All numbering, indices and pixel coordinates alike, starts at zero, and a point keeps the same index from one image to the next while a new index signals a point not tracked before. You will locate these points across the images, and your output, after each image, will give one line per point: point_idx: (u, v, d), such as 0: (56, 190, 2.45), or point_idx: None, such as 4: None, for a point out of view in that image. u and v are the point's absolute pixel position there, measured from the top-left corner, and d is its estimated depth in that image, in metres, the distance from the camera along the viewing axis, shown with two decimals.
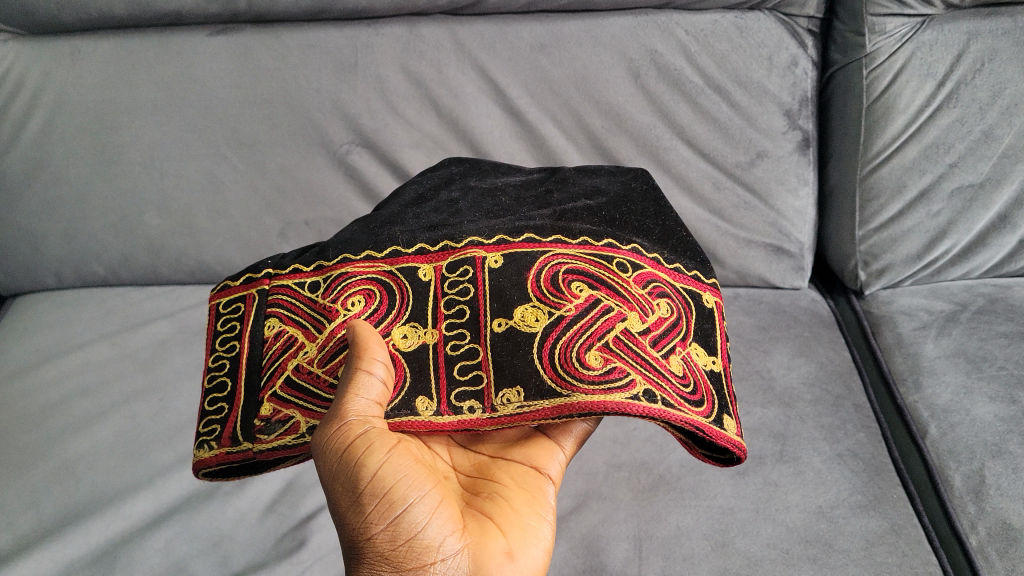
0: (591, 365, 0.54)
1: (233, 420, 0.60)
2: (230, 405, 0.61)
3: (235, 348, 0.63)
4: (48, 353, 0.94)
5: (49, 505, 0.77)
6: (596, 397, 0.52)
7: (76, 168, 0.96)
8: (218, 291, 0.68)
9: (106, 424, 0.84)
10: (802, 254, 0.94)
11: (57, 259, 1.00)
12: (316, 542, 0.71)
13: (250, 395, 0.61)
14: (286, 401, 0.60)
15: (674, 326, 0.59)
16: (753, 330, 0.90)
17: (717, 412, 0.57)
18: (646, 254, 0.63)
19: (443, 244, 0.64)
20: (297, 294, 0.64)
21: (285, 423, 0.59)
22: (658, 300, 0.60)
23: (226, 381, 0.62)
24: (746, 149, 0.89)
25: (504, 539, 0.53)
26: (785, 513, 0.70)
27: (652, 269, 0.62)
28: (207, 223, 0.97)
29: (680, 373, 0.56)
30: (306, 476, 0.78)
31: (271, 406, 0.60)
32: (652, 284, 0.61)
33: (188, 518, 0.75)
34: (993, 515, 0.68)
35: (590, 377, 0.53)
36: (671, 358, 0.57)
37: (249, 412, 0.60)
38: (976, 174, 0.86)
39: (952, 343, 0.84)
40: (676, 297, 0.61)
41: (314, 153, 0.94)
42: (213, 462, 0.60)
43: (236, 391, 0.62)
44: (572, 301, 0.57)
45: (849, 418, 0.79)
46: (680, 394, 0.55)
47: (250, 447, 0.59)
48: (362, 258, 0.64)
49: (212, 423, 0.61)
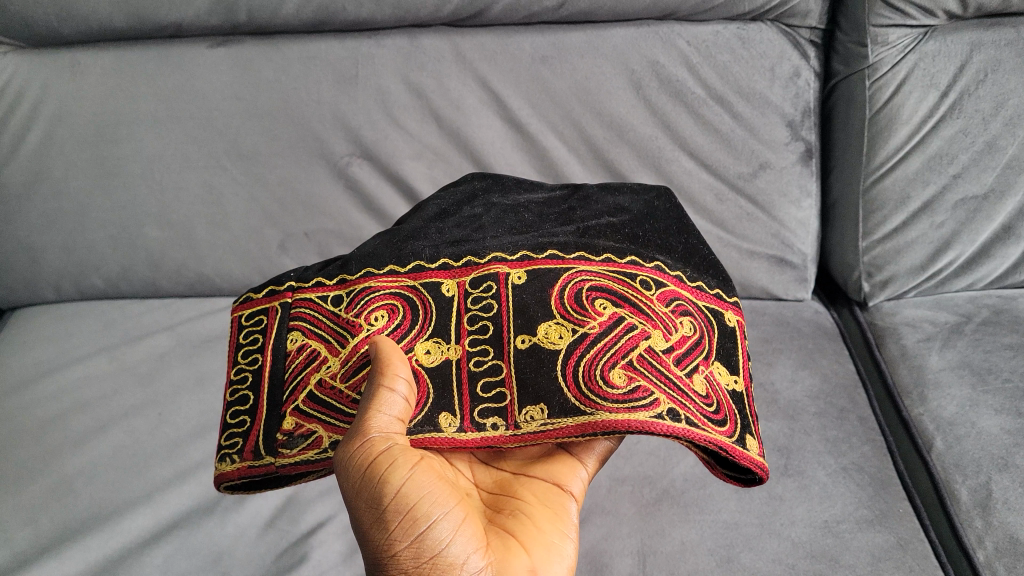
0: (615, 383, 0.54)
1: (255, 433, 0.60)
2: (252, 418, 0.61)
3: (258, 361, 0.63)
4: (48, 367, 0.94)
5: (48, 521, 0.76)
6: (620, 416, 0.52)
7: (76, 181, 0.95)
8: (239, 303, 0.66)
9: (106, 439, 0.84)
10: (804, 266, 0.93)
11: (56, 272, 1.00)
12: (317, 558, 0.70)
13: (274, 410, 0.60)
14: (308, 415, 0.59)
15: (697, 344, 0.58)
16: (756, 342, 0.89)
17: (740, 431, 0.56)
18: (669, 272, 0.62)
19: (466, 259, 0.63)
20: (320, 308, 0.63)
21: (308, 437, 0.59)
22: (681, 319, 0.59)
23: (249, 394, 0.62)
24: (748, 161, 0.89)
25: (528, 557, 0.53)
26: (790, 528, 0.69)
27: (675, 287, 0.61)
28: (207, 236, 0.97)
29: (703, 393, 0.56)
30: (307, 490, 0.77)
31: (293, 420, 0.59)
32: (675, 302, 0.60)
33: (187, 534, 0.74)
34: (1000, 530, 0.67)
35: (613, 396, 0.53)
36: (694, 376, 0.57)
37: (272, 425, 0.60)
38: (980, 184, 0.86)
39: (957, 355, 0.83)
40: (699, 315, 0.60)
41: (315, 165, 0.94)
42: (235, 475, 0.59)
43: (259, 404, 0.61)
44: (595, 318, 0.57)
45: (854, 431, 0.78)
46: (703, 413, 0.55)
47: (273, 461, 0.59)
48: (385, 273, 0.63)
49: (234, 436, 0.60)
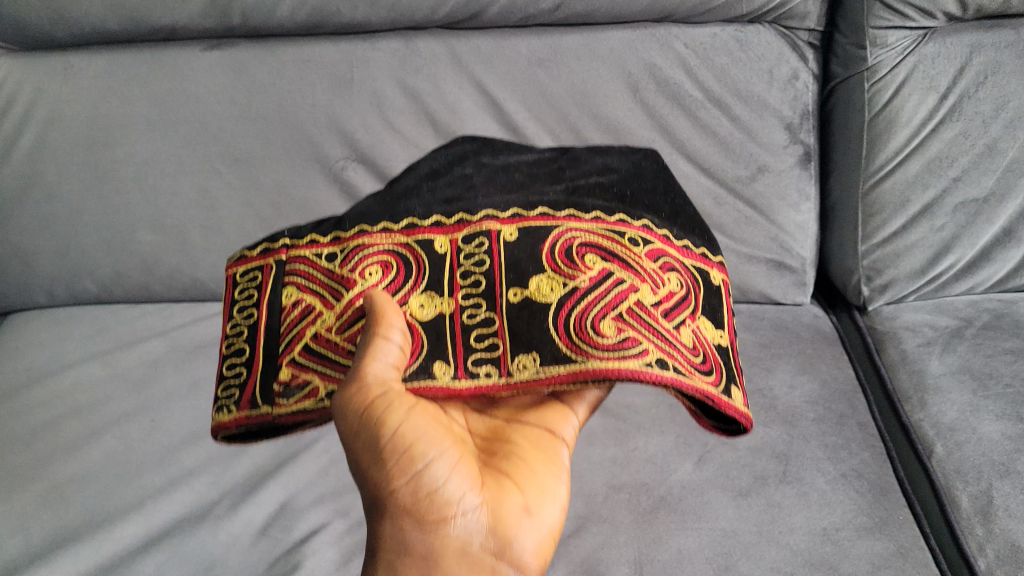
0: (605, 333, 0.56)
1: (253, 384, 0.64)
2: (249, 369, 0.65)
3: (253, 317, 0.67)
4: (40, 372, 0.93)
5: (39, 529, 0.75)
6: (612, 363, 0.54)
7: (70, 185, 0.95)
8: (235, 261, 0.71)
9: (98, 445, 0.83)
10: (803, 270, 0.92)
11: (49, 277, 0.99)
12: (310, 565, 0.69)
13: (270, 362, 0.65)
14: (304, 366, 0.63)
15: (684, 299, 0.61)
16: (754, 347, 0.89)
17: (726, 382, 0.59)
18: (656, 230, 0.64)
19: (459, 216, 0.66)
20: (315, 264, 0.66)
21: (304, 387, 0.62)
22: (668, 275, 0.62)
23: (245, 347, 0.66)
24: (746, 164, 0.88)
25: (522, 495, 0.53)
26: (789, 536, 0.68)
27: (662, 244, 0.64)
28: (201, 240, 0.96)
29: (690, 344, 0.59)
30: (301, 497, 0.76)
31: (290, 371, 0.63)
32: (661, 259, 0.62)
33: (180, 542, 0.73)
34: (1001, 537, 0.66)
35: (604, 345, 0.55)
36: (682, 330, 0.59)
37: (269, 377, 0.64)
38: (980, 188, 0.85)
39: (958, 360, 0.83)
40: (685, 272, 0.63)
41: (310, 169, 0.93)
42: (231, 425, 0.64)
43: (254, 357, 0.65)
44: (585, 272, 0.59)
45: (853, 437, 0.77)
46: (691, 363, 0.57)
47: (270, 410, 0.63)
48: (379, 230, 0.66)
49: (232, 388, 0.65)
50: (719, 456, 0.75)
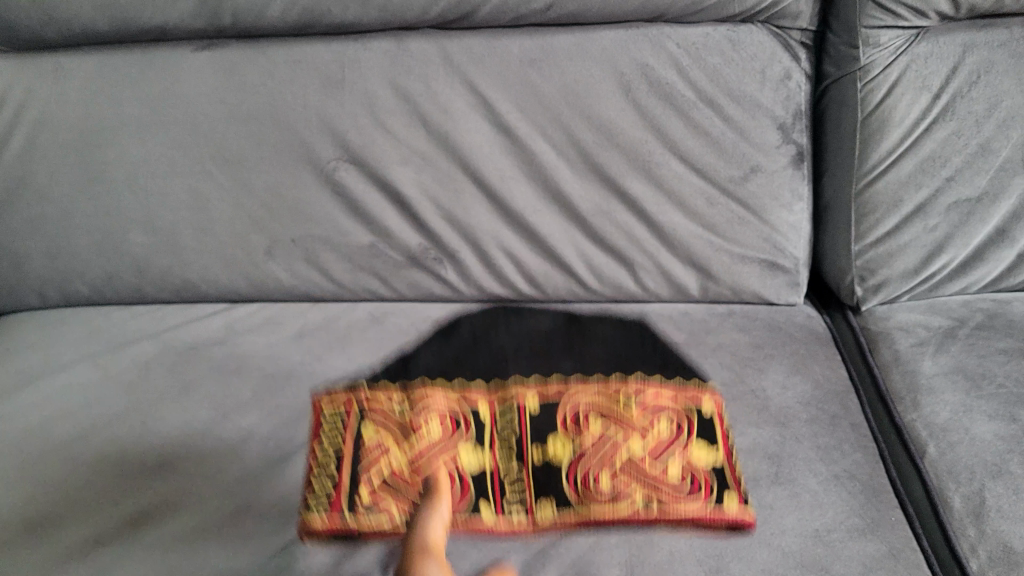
0: (602, 486, 0.72)
1: (337, 501, 0.75)
2: (334, 488, 0.76)
3: (337, 451, 0.80)
4: (30, 374, 0.92)
5: (28, 532, 0.74)
6: (605, 509, 0.70)
7: (60, 187, 0.94)
8: (319, 394, 0.87)
9: (88, 447, 0.82)
10: (797, 270, 0.93)
11: (40, 279, 0.99)
12: (301, 567, 0.69)
13: (353, 485, 0.76)
14: (382, 498, 0.75)
15: (671, 441, 0.76)
16: (747, 347, 0.88)
17: (718, 493, 0.71)
18: (648, 384, 0.82)
19: (494, 381, 0.85)
20: (388, 413, 0.82)
21: (381, 511, 0.74)
22: (656, 421, 0.78)
23: (331, 470, 0.78)
24: (739, 164, 0.88)
25: None
26: (780, 538, 0.68)
27: (654, 398, 0.81)
28: (192, 242, 0.96)
29: (677, 479, 0.73)
30: (292, 499, 0.76)
31: (370, 497, 0.75)
32: (651, 410, 0.79)
33: (170, 545, 0.72)
34: (993, 538, 0.66)
35: (601, 496, 0.71)
36: (671, 470, 0.74)
37: (353, 499, 0.75)
38: (973, 188, 0.85)
39: (951, 360, 0.83)
40: (675, 415, 0.79)
41: (302, 170, 0.92)
42: (322, 534, 0.72)
43: (340, 480, 0.77)
44: (588, 432, 0.77)
45: (846, 438, 0.77)
46: (679, 495, 0.71)
47: (351, 522, 0.73)
48: (436, 384, 0.85)
49: (318, 500, 0.75)
50: (711, 457, 0.75)
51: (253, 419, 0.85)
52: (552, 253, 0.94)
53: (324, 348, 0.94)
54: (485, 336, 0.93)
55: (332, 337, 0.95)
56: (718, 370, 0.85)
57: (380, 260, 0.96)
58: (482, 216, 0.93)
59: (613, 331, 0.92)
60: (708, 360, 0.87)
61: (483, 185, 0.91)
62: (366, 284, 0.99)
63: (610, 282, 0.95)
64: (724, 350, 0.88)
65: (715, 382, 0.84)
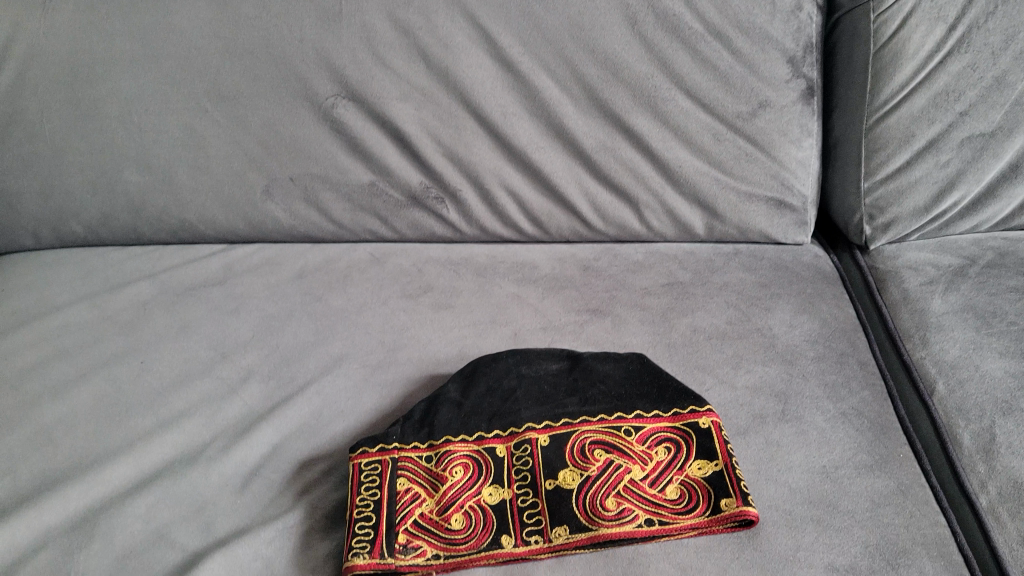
0: (608, 507, 0.63)
1: (377, 531, 0.62)
2: (373, 517, 0.63)
3: (376, 483, 0.66)
4: (27, 314, 0.91)
5: (25, 472, 0.73)
6: (612, 529, 0.61)
7: (52, 124, 0.92)
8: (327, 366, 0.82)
9: (86, 387, 0.81)
10: (805, 209, 0.91)
11: (34, 219, 0.98)
12: (305, 505, 0.68)
13: (391, 526, 0.63)
14: (418, 532, 0.63)
15: (670, 465, 0.66)
16: (753, 287, 0.87)
17: (715, 501, 0.63)
18: (649, 415, 0.70)
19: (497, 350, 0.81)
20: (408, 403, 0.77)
21: (418, 548, 0.62)
22: (657, 448, 0.67)
23: (365, 502, 0.64)
24: (748, 100, 0.85)
25: None
26: (787, 475, 0.66)
27: (654, 425, 0.69)
28: (188, 181, 0.95)
29: (675, 495, 0.64)
30: (294, 438, 0.74)
31: (405, 535, 0.63)
32: (652, 437, 0.68)
33: (171, 483, 0.71)
34: (1004, 474, 0.65)
35: (605, 515, 0.62)
36: (668, 487, 0.64)
37: (390, 532, 0.63)
38: (988, 123, 0.83)
39: (961, 298, 0.82)
40: (676, 439, 0.68)
41: (299, 106, 0.90)
42: (365, 566, 0.59)
43: (378, 513, 0.63)
44: (594, 463, 0.66)
45: (853, 375, 0.76)
46: (677, 509, 0.63)
47: (391, 560, 0.61)
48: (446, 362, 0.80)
49: (363, 526, 0.62)
50: (717, 395, 0.74)
51: (253, 359, 0.84)
52: (555, 193, 0.92)
53: (325, 288, 0.93)
54: (488, 280, 0.92)
55: (333, 278, 0.94)
56: (724, 309, 0.84)
57: (381, 200, 0.95)
58: (484, 153, 0.91)
59: (616, 272, 0.91)
60: (713, 299, 0.86)
61: (485, 122, 0.89)
62: (366, 224, 0.97)
63: (614, 222, 0.94)
64: (731, 289, 0.87)
65: (722, 320, 0.83)
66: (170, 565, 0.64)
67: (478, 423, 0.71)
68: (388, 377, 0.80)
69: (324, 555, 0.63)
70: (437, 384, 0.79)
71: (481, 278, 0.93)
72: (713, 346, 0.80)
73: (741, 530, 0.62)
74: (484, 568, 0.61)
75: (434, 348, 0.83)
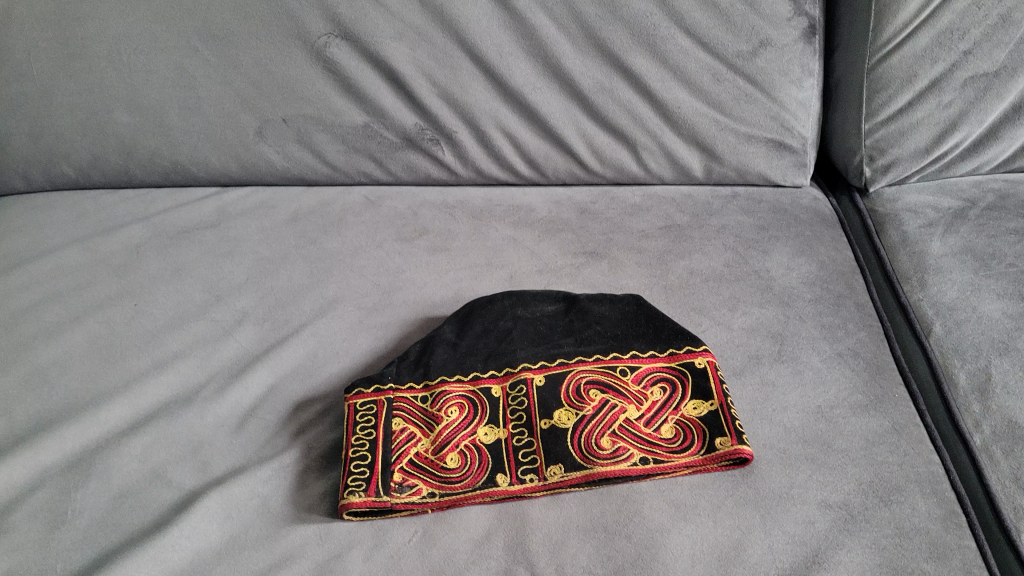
0: (603, 446, 0.63)
1: (373, 470, 0.62)
2: (369, 456, 0.63)
3: (371, 423, 0.66)
4: (20, 257, 0.91)
5: (21, 413, 0.73)
6: (607, 468, 0.61)
7: (39, 63, 0.91)
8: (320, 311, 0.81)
9: (80, 329, 0.81)
10: (804, 150, 0.90)
11: (25, 161, 0.97)
12: (300, 443, 0.68)
13: (386, 465, 0.63)
14: (414, 471, 0.63)
15: (665, 404, 0.66)
16: (751, 229, 0.87)
17: (709, 441, 0.63)
18: (645, 355, 0.70)
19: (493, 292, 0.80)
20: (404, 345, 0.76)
21: (414, 486, 0.62)
22: (653, 388, 0.67)
23: (361, 441, 0.64)
24: (748, 38, 0.83)
25: None
26: (782, 414, 0.66)
27: (650, 366, 0.69)
28: (179, 122, 0.93)
29: (670, 435, 0.64)
30: (289, 378, 0.74)
31: (401, 473, 0.63)
32: (647, 377, 0.68)
33: (166, 424, 0.71)
34: (998, 414, 0.65)
35: (600, 454, 0.62)
36: (663, 427, 0.65)
37: (386, 471, 0.63)
38: (992, 62, 0.81)
39: (960, 241, 0.81)
40: (672, 379, 0.68)
41: (290, 45, 0.88)
42: (361, 503, 0.59)
43: (374, 453, 0.63)
44: (590, 403, 0.66)
45: (850, 317, 0.76)
46: (671, 448, 0.63)
47: (387, 497, 0.61)
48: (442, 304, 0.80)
49: (359, 465, 0.62)
50: (713, 336, 0.74)
51: (248, 302, 0.84)
52: (552, 134, 0.91)
53: (319, 231, 0.92)
54: (483, 223, 0.91)
55: (328, 221, 0.94)
56: (721, 252, 0.84)
57: (375, 142, 0.93)
58: (479, 94, 0.89)
59: (613, 215, 0.91)
60: (710, 242, 0.85)
61: (480, 62, 0.87)
62: (361, 166, 0.96)
63: (611, 164, 0.93)
64: (728, 232, 0.87)
65: (719, 263, 0.82)
66: (166, 504, 0.64)
67: (474, 363, 0.71)
68: (382, 319, 0.80)
69: (320, 494, 0.63)
70: (432, 326, 0.78)
71: (477, 221, 0.92)
72: (709, 288, 0.79)
73: (735, 468, 0.62)
74: (479, 506, 0.61)
75: (429, 291, 0.83)
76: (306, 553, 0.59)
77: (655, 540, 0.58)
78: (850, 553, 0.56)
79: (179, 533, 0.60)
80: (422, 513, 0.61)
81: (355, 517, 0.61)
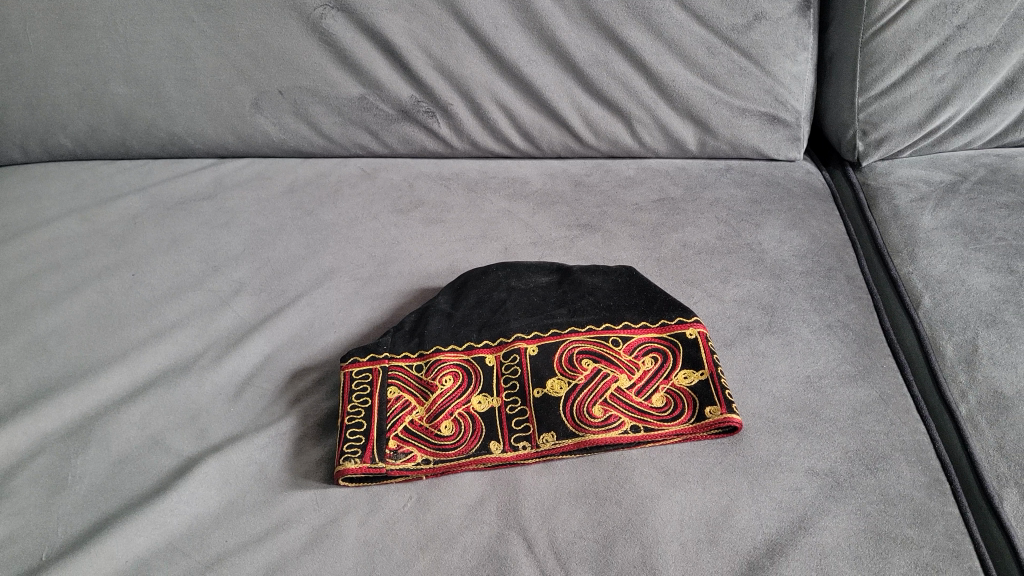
0: (595, 415, 0.64)
1: (368, 437, 0.63)
2: (364, 424, 0.64)
3: (367, 391, 0.67)
4: (18, 227, 0.91)
5: (20, 380, 0.74)
6: (598, 435, 0.62)
7: (35, 34, 0.91)
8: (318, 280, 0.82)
9: (78, 298, 0.82)
10: (798, 124, 0.91)
11: (22, 131, 0.97)
12: (297, 410, 0.69)
13: (381, 433, 0.64)
14: (409, 438, 0.64)
15: (656, 374, 0.67)
16: (744, 203, 0.87)
17: (699, 409, 0.64)
18: (637, 325, 0.70)
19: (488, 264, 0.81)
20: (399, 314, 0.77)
21: (409, 453, 0.63)
22: (645, 357, 0.68)
23: (357, 409, 0.65)
24: (743, 12, 0.83)
25: None
26: (772, 383, 0.68)
27: (642, 335, 0.70)
28: (175, 93, 0.94)
29: (661, 404, 0.65)
30: (286, 347, 0.75)
31: (396, 441, 0.64)
32: (639, 347, 0.69)
33: (165, 392, 0.72)
34: (984, 385, 0.66)
35: (592, 422, 0.63)
36: (654, 396, 0.65)
37: (381, 438, 0.64)
38: (985, 37, 0.81)
39: (951, 215, 0.82)
40: (664, 348, 0.68)
41: (286, 17, 0.88)
42: (356, 469, 0.60)
43: (369, 421, 0.65)
44: (582, 372, 0.67)
45: (840, 290, 0.76)
46: (662, 417, 0.64)
47: (382, 464, 0.62)
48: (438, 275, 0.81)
49: (354, 433, 0.63)
50: (705, 308, 0.75)
51: (244, 272, 0.84)
52: (547, 107, 0.91)
53: (316, 203, 0.93)
54: (479, 195, 0.92)
55: (324, 193, 0.94)
56: (714, 224, 0.85)
57: (371, 114, 0.94)
58: (475, 67, 0.89)
59: (608, 188, 0.91)
60: (703, 215, 0.86)
61: (476, 34, 0.87)
62: (356, 138, 0.97)
63: (606, 137, 0.93)
64: (721, 205, 0.87)
65: (712, 235, 0.83)
66: (165, 470, 0.65)
67: (468, 332, 0.72)
68: (378, 289, 0.81)
69: (316, 461, 0.64)
70: (428, 297, 0.79)
71: (472, 193, 0.93)
72: (702, 260, 0.80)
73: (724, 437, 0.63)
74: (472, 473, 0.63)
75: (425, 262, 0.84)
76: (302, 517, 0.60)
77: (644, 506, 0.59)
78: (835, 518, 0.57)
79: (178, 498, 0.61)
80: (416, 480, 0.62)
81: (351, 483, 0.62)
